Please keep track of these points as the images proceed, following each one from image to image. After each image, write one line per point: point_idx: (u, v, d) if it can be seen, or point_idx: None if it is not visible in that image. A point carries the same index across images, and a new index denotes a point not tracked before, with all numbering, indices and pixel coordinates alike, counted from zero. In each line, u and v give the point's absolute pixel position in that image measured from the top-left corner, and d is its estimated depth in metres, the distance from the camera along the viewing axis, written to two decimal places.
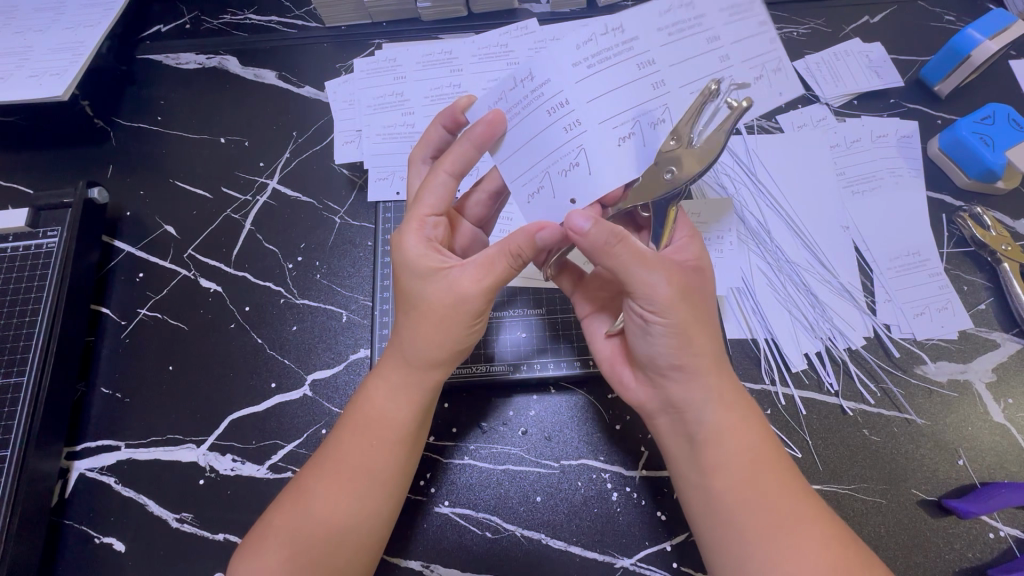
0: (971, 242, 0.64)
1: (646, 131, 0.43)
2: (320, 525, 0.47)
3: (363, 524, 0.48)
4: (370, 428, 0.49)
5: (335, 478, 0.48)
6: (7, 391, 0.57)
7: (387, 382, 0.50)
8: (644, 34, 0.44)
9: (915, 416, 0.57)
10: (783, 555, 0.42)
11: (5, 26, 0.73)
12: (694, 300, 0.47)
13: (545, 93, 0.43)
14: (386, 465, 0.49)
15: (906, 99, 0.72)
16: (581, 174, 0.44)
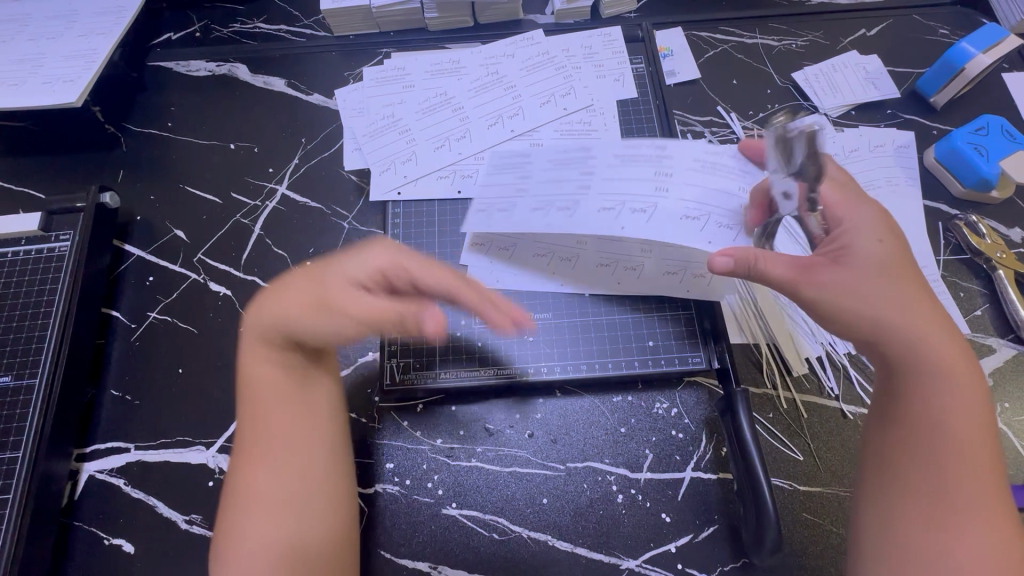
0: (966, 250, 0.65)
1: (453, 142, 0.71)
2: (253, 512, 0.48)
3: (306, 496, 0.49)
4: (262, 409, 0.52)
5: (261, 456, 0.51)
6: (19, 392, 0.57)
7: (258, 363, 0.54)
8: (459, 95, 0.74)
9: None
10: (946, 541, 0.42)
11: (18, 34, 0.74)
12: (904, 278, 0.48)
13: (396, 121, 0.72)
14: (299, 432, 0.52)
15: (902, 110, 0.74)
16: (412, 165, 0.70)
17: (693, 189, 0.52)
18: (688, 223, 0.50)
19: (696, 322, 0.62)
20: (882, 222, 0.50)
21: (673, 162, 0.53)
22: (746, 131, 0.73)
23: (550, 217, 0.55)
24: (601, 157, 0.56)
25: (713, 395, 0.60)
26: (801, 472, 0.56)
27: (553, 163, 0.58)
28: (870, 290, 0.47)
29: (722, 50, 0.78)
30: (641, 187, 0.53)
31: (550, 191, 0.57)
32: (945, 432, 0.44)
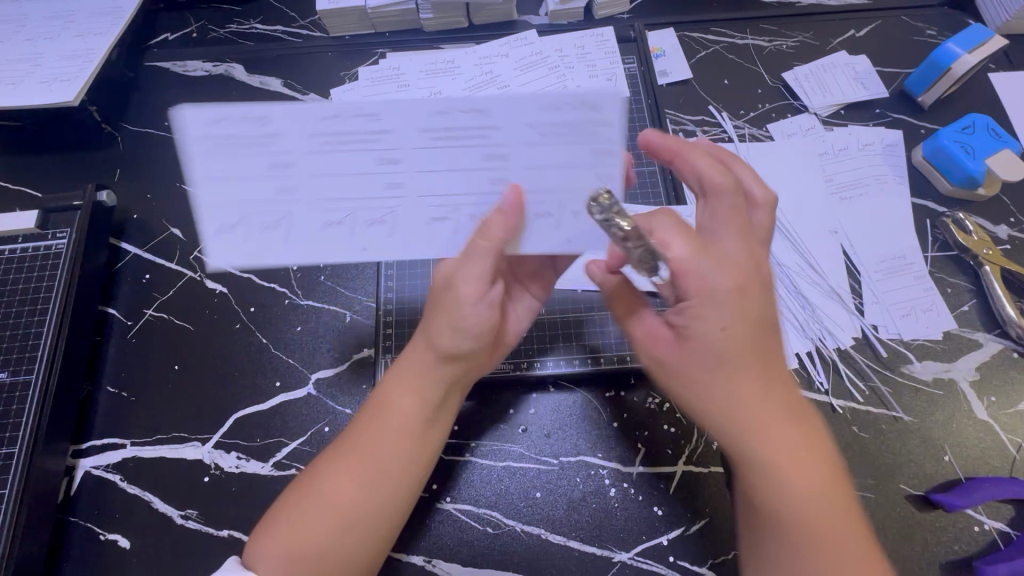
0: (954, 246, 0.66)
1: None
2: (320, 505, 0.47)
3: (368, 513, 0.48)
4: (382, 415, 0.50)
5: (347, 466, 0.49)
6: (16, 389, 0.58)
7: (403, 380, 0.51)
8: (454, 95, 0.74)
9: (903, 413, 0.59)
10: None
11: (16, 34, 0.74)
12: (746, 354, 0.43)
13: None
14: (400, 440, 0.50)
15: (891, 109, 0.75)
16: None
17: (537, 173, 0.46)
18: (538, 222, 0.47)
19: None
20: (735, 299, 0.43)
21: (501, 138, 0.46)
22: (737, 130, 0.74)
23: (355, 228, 0.47)
24: (399, 138, 0.46)
25: None
26: None
27: (330, 146, 0.45)
28: (696, 377, 0.44)
29: (713, 50, 0.79)
30: (476, 173, 0.47)
31: (332, 192, 0.46)
32: (797, 523, 0.42)
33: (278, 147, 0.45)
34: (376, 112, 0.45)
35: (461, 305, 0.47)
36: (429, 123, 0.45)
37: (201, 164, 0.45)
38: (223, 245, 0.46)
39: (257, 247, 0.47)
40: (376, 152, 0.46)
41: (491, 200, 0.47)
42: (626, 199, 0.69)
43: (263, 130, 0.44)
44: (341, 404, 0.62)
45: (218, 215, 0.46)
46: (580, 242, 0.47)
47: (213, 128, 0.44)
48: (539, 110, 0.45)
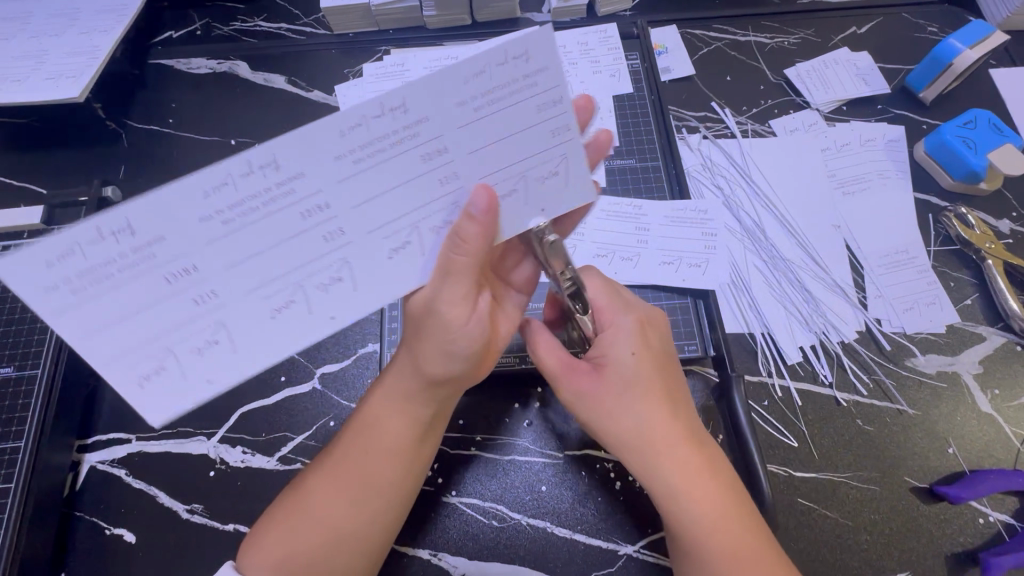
0: (956, 241, 0.66)
1: None
2: (306, 518, 0.47)
3: (353, 530, 0.47)
4: (368, 433, 0.50)
5: (334, 483, 0.49)
6: (23, 383, 0.58)
7: (388, 396, 0.51)
8: None
9: (907, 406, 0.59)
10: None
11: (22, 31, 0.74)
12: (656, 387, 0.48)
13: None
14: (383, 461, 0.49)
15: (893, 105, 0.75)
16: None
17: (480, 160, 0.40)
18: (508, 202, 0.44)
19: (693, 311, 0.63)
20: (637, 335, 0.50)
21: (432, 130, 0.38)
22: (740, 126, 0.74)
23: (304, 300, 0.41)
24: (313, 177, 0.36)
25: (708, 382, 0.59)
26: (796, 458, 0.57)
27: (229, 227, 0.36)
28: (614, 403, 0.48)
29: (716, 47, 0.79)
30: (423, 178, 0.40)
31: (256, 277, 0.38)
32: (704, 543, 0.44)
33: (164, 257, 0.35)
34: (269, 160, 0.35)
35: (451, 326, 0.46)
36: (347, 144, 0.36)
37: (73, 311, 0.35)
38: (160, 386, 0.39)
39: (187, 367, 0.39)
40: (291, 206, 0.37)
41: (448, 202, 0.41)
42: (631, 193, 0.69)
43: (137, 242, 0.34)
44: (347, 398, 0.62)
45: (129, 359, 0.38)
46: (557, 207, 0.46)
47: (62, 274, 0.33)
48: (465, 81, 0.37)
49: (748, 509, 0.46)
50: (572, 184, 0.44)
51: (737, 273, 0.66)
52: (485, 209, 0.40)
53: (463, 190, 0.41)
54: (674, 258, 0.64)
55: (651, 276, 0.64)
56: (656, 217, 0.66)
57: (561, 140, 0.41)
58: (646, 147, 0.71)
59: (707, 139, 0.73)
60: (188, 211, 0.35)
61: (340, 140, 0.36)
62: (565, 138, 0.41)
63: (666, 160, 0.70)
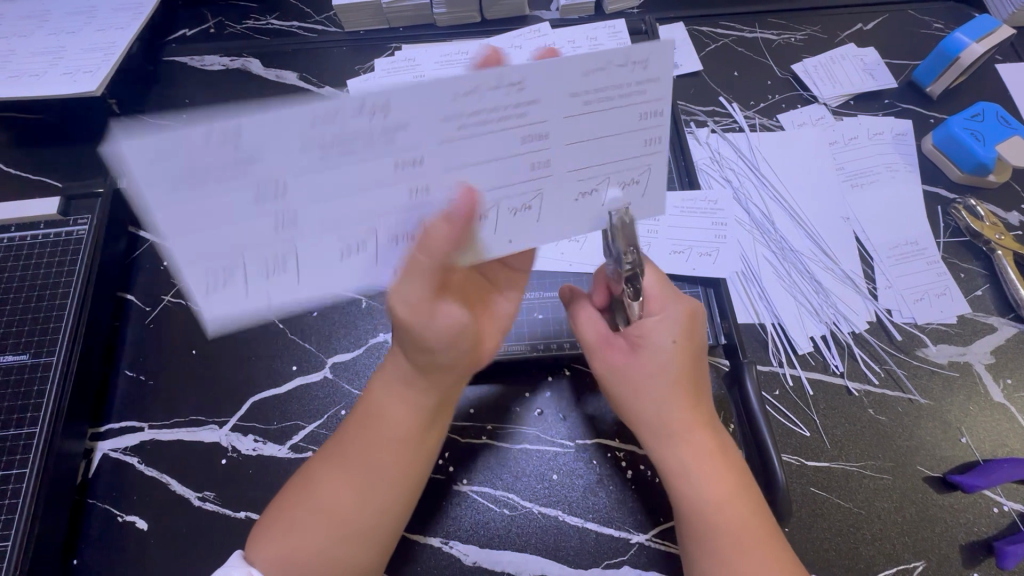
0: (966, 232, 0.67)
1: None
2: (314, 506, 0.47)
3: (360, 516, 0.47)
4: (370, 421, 0.50)
5: (340, 470, 0.48)
6: (37, 370, 0.58)
7: (386, 385, 0.50)
8: None
9: (918, 396, 0.59)
10: None
11: (40, 28, 0.76)
12: (690, 378, 0.48)
13: None
14: (387, 449, 0.49)
15: (899, 100, 0.76)
16: None
17: (576, 149, 0.39)
18: (586, 200, 0.42)
19: (704, 300, 0.63)
20: (683, 324, 0.48)
21: (539, 113, 0.36)
22: (748, 120, 0.75)
23: (376, 249, 0.39)
24: (418, 131, 0.35)
25: (718, 370, 0.60)
26: (809, 447, 0.57)
27: (329, 160, 0.34)
28: (643, 386, 0.49)
29: (722, 43, 0.80)
30: (514, 160, 0.38)
31: (339, 216, 0.36)
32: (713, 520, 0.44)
33: (262, 175, 0.33)
34: (382, 104, 0.33)
35: (417, 328, 0.42)
36: (456, 108, 0.34)
37: (156, 210, 0.32)
38: (224, 300, 0.36)
39: (260, 290, 0.37)
40: (388, 153, 0.35)
41: (533, 189, 0.40)
42: None
43: (240, 156, 0.32)
44: (358, 387, 0.63)
45: (208, 268, 0.35)
46: (639, 212, 0.43)
47: (158, 170, 0.31)
48: (582, 75, 0.36)
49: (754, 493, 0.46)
50: (650, 198, 0.43)
51: (747, 264, 0.66)
52: (461, 217, 0.37)
53: (551, 180, 0.40)
54: (684, 248, 0.65)
55: (661, 266, 0.64)
56: (666, 208, 0.67)
57: (649, 152, 0.41)
58: None
59: (715, 133, 0.74)
60: (293, 134, 0.32)
61: (451, 102, 0.34)
62: (653, 150, 0.41)
63: (675, 153, 0.71)
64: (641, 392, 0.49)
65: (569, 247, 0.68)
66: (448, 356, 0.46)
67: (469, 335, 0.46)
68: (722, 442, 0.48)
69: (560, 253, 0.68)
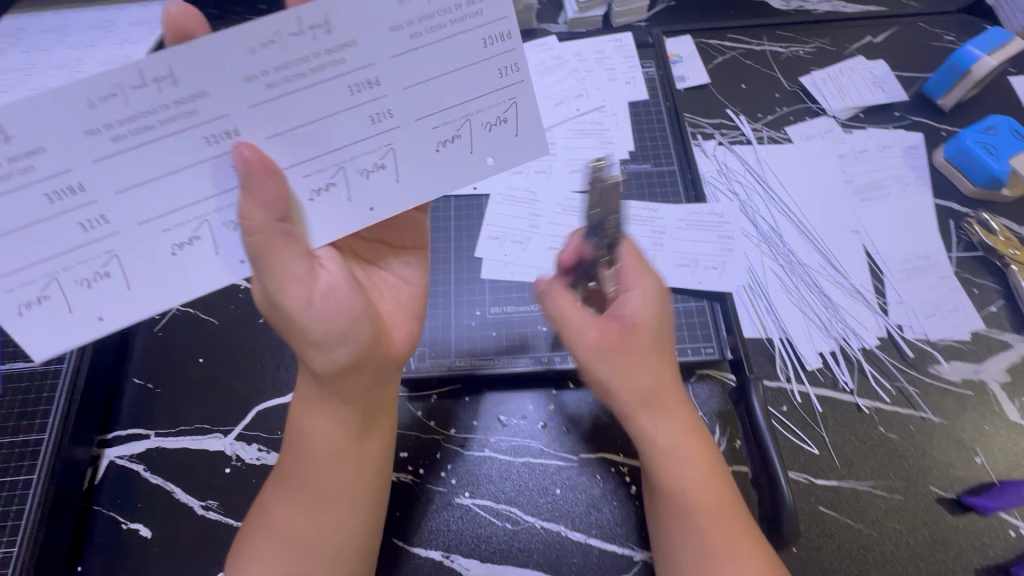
0: (979, 247, 0.66)
1: None
2: (268, 536, 0.47)
3: (318, 535, 0.48)
4: (296, 446, 0.49)
5: (282, 499, 0.48)
6: (47, 377, 0.59)
7: (302, 409, 0.49)
8: None
9: (931, 414, 0.58)
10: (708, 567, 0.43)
11: (60, 42, 0.78)
12: (662, 345, 0.49)
13: None
14: (316, 467, 0.48)
15: (910, 112, 0.75)
16: None
17: (421, 95, 0.42)
18: (450, 147, 0.45)
19: (710, 315, 0.62)
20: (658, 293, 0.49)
21: (360, 58, 0.39)
22: (755, 133, 0.74)
23: (209, 238, 0.41)
24: (221, 100, 0.37)
25: (725, 387, 0.59)
26: (818, 465, 0.56)
27: (121, 145, 0.36)
28: (636, 363, 0.47)
29: (730, 56, 0.80)
30: (354, 115, 0.41)
31: (148, 207, 0.38)
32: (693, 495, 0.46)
33: (45, 171, 0.35)
34: (166, 74, 0.35)
35: (296, 315, 0.42)
36: (259, 65, 0.36)
37: None
38: (37, 320, 0.38)
39: (75, 298, 0.38)
40: (198, 130, 0.37)
41: (382, 145, 0.43)
42: (646, 197, 0.69)
43: (13, 150, 0.34)
44: None
45: (5, 284, 0.36)
46: (506, 155, 0.47)
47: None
48: (395, 10, 0.39)
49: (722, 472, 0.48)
50: (523, 130, 0.47)
51: (754, 277, 0.66)
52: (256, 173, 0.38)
53: (399, 134, 0.43)
54: (689, 261, 0.64)
55: (669, 280, 0.63)
56: (671, 221, 0.66)
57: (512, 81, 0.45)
58: (662, 153, 0.71)
59: (722, 145, 0.73)
60: (72, 124, 0.34)
61: (252, 58, 0.36)
62: (510, 81, 0.45)
63: (681, 166, 0.70)
64: (640, 377, 0.47)
65: None
66: (351, 363, 0.45)
67: (366, 330, 0.46)
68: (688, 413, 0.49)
69: None
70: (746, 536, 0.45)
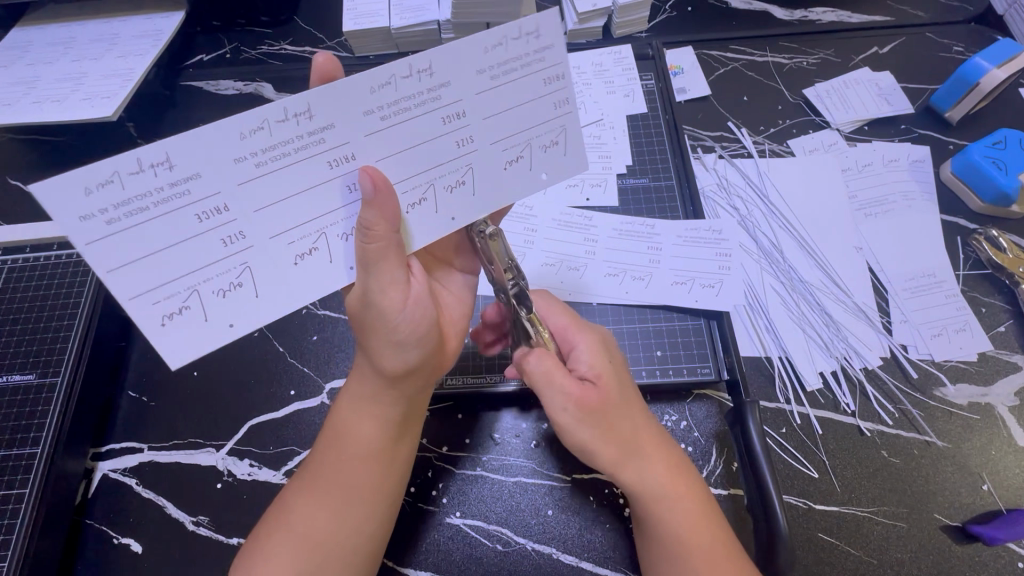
0: (987, 265, 0.64)
1: None
2: (289, 531, 0.47)
3: (338, 534, 0.47)
4: (341, 442, 0.50)
5: (313, 494, 0.49)
6: (42, 390, 0.59)
7: (353, 405, 0.50)
8: None
9: (936, 438, 0.56)
10: None
11: (65, 55, 0.79)
12: (630, 398, 0.48)
13: None
14: (359, 463, 0.49)
15: (917, 125, 0.73)
16: None
17: (495, 124, 0.42)
18: (514, 167, 0.44)
19: (706, 334, 0.61)
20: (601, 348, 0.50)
21: (452, 95, 0.40)
22: (757, 146, 0.73)
23: (327, 249, 0.41)
24: (346, 131, 0.38)
25: (723, 407, 0.58)
26: (817, 490, 0.54)
27: (264, 168, 0.37)
28: (612, 422, 0.46)
29: (732, 67, 0.79)
30: (441, 140, 0.41)
31: (283, 222, 0.39)
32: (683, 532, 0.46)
33: (200, 193, 0.36)
34: (304, 109, 0.36)
35: (390, 315, 0.44)
36: (375, 101, 0.38)
37: (99, 244, 0.34)
38: (178, 331, 0.39)
39: (209, 305, 0.39)
40: (322, 155, 0.38)
41: (463, 165, 0.43)
42: (643, 213, 0.68)
43: (174, 177, 0.35)
44: None
45: (154, 299, 0.37)
46: (558, 174, 0.46)
47: (95, 204, 0.33)
48: (484, 54, 0.39)
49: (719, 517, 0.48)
50: (571, 156, 0.46)
51: (754, 294, 0.64)
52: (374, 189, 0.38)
53: (479, 155, 0.43)
54: (686, 278, 0.63)
55: (666, 297, 0.62)
56: (669, 237, 0.65)
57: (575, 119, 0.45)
58: (661, 167, 0.71)
59: (723, 159, 0.72)
60: (225, 151, 0.35)
61: (370, 96, 0.37)
62: (565, 111, 0.44)
63: (680, 179, 0.69)
64: (622, 435, 0.46)
65: (569, 274, 0.64)
66: (415, 365, 0.48)
67: (433, 338, 0.48)
68: (678, 455, 0.49)
69: (560, 281, 0.64)
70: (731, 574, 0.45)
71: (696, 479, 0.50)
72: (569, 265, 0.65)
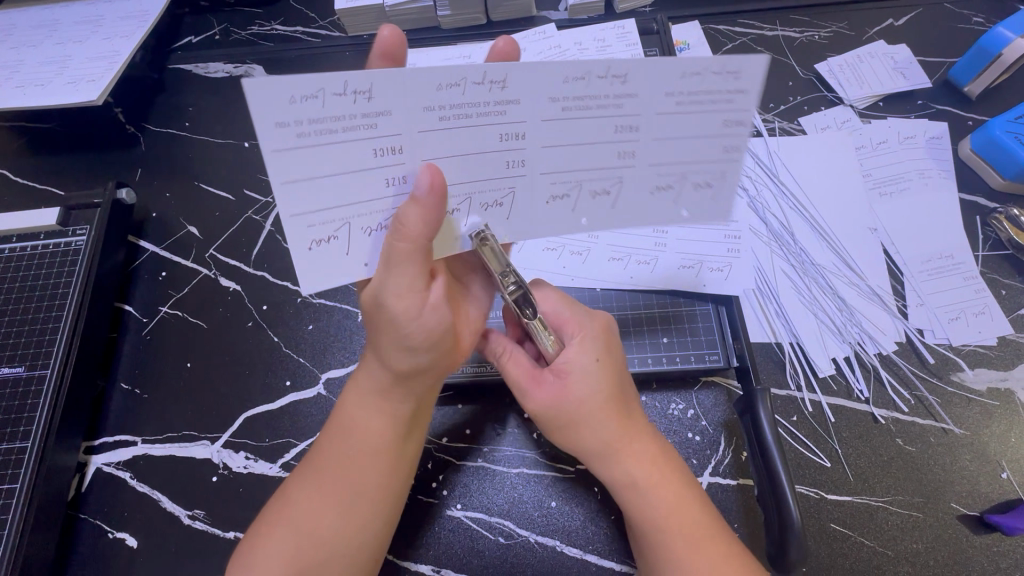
0: (1008, 245, 0.61)
1: None
2: (288, 527, 0.46)
3: (341, 533, 0.46)
4: (351, 439, 0.48)
5: (316, 490, 0.47)
6: (31, 383, 0.57)
7: (363, 399, 0.48)
8: None
9: (953, 425, 0.54)
10: None
11: (48, 38, 0.76)
12: (620, 392, 0.47)
13: None
14: (371, 462, 0.48)
15: (934, 100, 0.70)
16: None
17: (664, 146, 0.40)
18: (661, 194, 0.43)
19: (714, 318, 0.59)
20: (600, 340, 0.48)
21: (635, 107, 0.38)
22: (767, 124, 0.70)
23: (466, 211, 0.42)
24: (526, 109, 0.37)
25: (731, 395, 0.56)
26: (829, 480, 0.52)
27: (445, 124, 0.37)
28: (579, 418, 0.46)
29: (741, 42, 0.75)
30: (600, 146, 0.40)
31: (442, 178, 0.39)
32: (664, 524, 0.44)
33: (383, 130, 0.36)
34: (500, 77, 0.35)
35: (405, 321, 0.41)
36: (563, 90, 0.37)
37: (284, 153, 0.35)
38: (321, 256, 0.40)
39: (355, 240, 0.40)
40: (495, 126, 0.37)
41: (506, 186, 0.41)
42: None
43: (370, 108, 0.35)
44: None
45: (310, 221, 0.38)
46: (698, 215, 0.44)
47: (294, 114, 0.34)
48: (680, 79, 0.37)
49: (715, 516, 0.46)
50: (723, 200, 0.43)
51: (764, 278, 0.62)
52: (428, 193, 0.37)
53: (526, 180, 0.41)
54: (693, 262, 0.61)
55: (671, 282, 0.60)
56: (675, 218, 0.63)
57: (726, 158, 0.41)
58: None
59: None
60: (417, 98, 0.35)
61: (560, 84, 0.37)
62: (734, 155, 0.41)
63: None
64: (598, 425, 0.46)
65: (571, 260, 0.62)
66: (425, 365, 0.45)
67: (447, 343, 0.46)
68: (674, 455, 0.49)
69: (561, 266, 0.62)
70: (713, 565, 0.43)
71: (683, 470, 0.48)
72: (570, 250, 0.62)
